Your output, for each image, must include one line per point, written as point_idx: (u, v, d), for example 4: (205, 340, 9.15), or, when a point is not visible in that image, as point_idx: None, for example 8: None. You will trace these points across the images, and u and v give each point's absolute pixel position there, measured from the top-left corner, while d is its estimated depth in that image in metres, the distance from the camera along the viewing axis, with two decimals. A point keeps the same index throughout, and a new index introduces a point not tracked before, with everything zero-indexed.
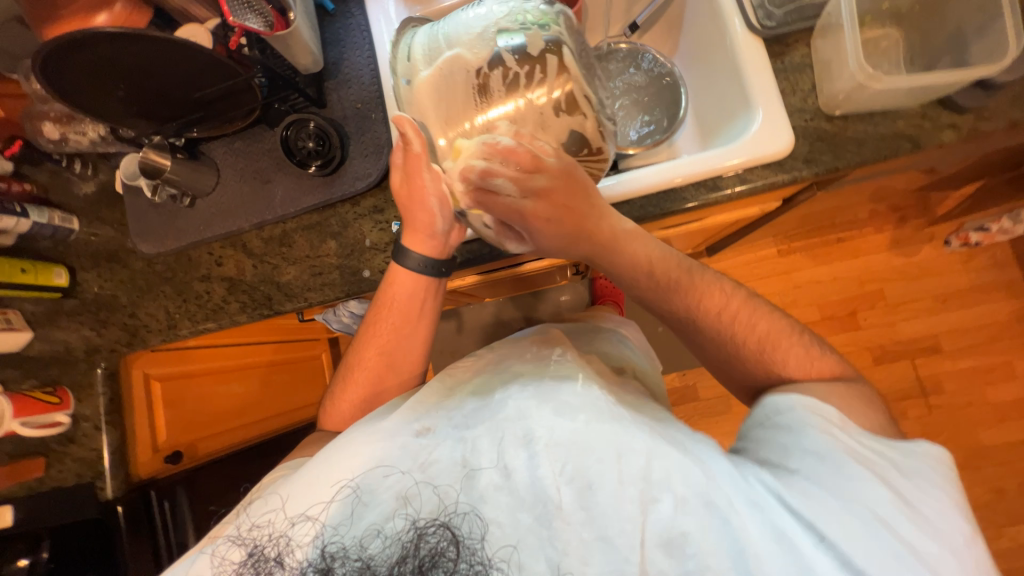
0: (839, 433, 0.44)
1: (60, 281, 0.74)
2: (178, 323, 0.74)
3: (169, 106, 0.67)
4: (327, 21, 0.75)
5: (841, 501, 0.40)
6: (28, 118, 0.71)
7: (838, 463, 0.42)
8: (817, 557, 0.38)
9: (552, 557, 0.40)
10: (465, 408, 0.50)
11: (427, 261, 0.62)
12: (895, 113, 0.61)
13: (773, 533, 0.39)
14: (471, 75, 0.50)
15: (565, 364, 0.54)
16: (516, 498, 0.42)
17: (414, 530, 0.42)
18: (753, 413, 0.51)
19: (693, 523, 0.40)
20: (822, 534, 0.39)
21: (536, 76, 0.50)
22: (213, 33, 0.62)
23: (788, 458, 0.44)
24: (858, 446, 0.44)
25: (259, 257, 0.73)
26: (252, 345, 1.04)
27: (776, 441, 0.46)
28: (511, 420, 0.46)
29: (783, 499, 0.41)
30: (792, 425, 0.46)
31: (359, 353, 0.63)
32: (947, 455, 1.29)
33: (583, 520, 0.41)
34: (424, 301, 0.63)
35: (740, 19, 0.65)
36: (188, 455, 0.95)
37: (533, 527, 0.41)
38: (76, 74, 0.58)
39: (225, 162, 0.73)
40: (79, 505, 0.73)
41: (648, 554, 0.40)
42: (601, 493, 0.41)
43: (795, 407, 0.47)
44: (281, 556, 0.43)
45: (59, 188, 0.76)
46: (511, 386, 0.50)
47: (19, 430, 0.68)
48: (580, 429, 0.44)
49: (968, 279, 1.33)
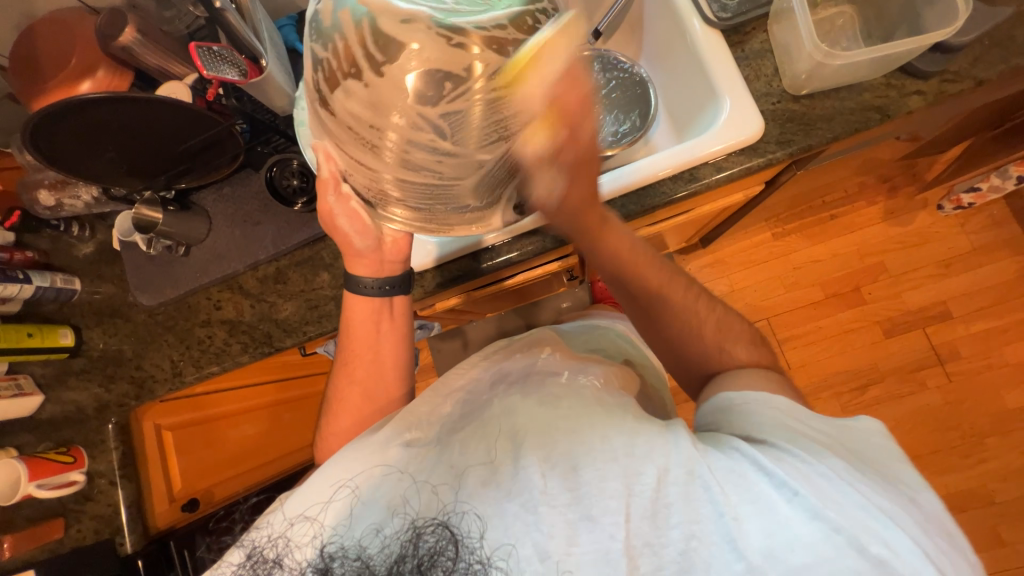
0: (792, 412, 0.46)
1: (67, 342, 0.75)
2: (183, 370, 0.75)
3: (157, 161, 0.69)
4: (301, 63, 0.77)
5: (809, 464, 0.40)
6: (26, 189, 0.74)
7: (805, 439, 0.43)
8: (790, 511, 0.39)
9: (538, 540, 0.40)
10: (457, 417, 0.51)
11: (386, 283, 0.63)
12: (860, 87, 0.62)
13: (749, 497, 0.40)
14: (329, 110, 0.44)
15: (551, 362, 0.59)
16: (503, 489, 0.42)
17: (412, 530, 0.42)
18: (705, 406, 0.51)
19: (678, 494, 0.41)
20: (795, 489, 0.39)
21: (371, 56, 0.41)
22: (191, 87, 0.65)
23: (752, 433, 0.44)
24: (815, 422, 0.45)
25: (256, 297, 0.74)
26: (259, 386, 1.03)
27: (731, 423, 0.47)
28: (498, 417, 0.49)
29: (754, 460, 0.41)
30: (747, 407, 0.47)
31: (341, 384, 0.62)
32: (975, 421, 1.26)
33: (568, 501, 0.41)
34: (380, 321, 0.63)
35: (696, 16, 0.67)
36: (205, 501, 0.96)
37: (518, 514, 0.41)
38: (65, 141, 0.61)
39: (215, 209, 0.75)
40: (98, 564, 0.73)
41: (632, 527, 0.40)
42: (586, 473, 0.42)
43: (754, 397, 0.47)
44: (281, 556, 0.42)
45: (60, 252, 0.78)
46: (496, 387, 0.55)
47: (35, 493, 0.69)
48: (564, 413, 0.48)
49: (968, 241, 1.32)
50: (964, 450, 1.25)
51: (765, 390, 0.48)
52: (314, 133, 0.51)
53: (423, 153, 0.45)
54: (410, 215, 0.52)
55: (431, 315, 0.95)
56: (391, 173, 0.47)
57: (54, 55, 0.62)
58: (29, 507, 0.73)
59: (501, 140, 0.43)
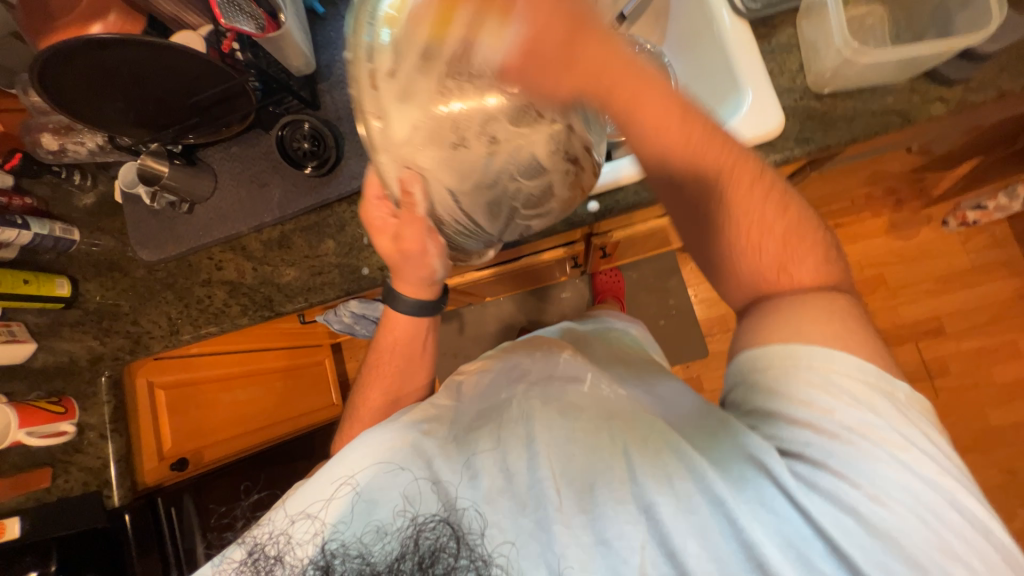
0: (857, 403, 0.40)
1: (63, 292, 0.74)
2: (181, 329, 0.74)
3: (166, 113, 0.68)
4: (318, 25, 0.75)
5: (846, 494, 0.39)
6: (28, 131, 0.72)
7: (849, 449, 0.39)
8: (828, 565, 0.39)
9: (551, 560, 0.43)
10: (474, 413, 0.53)
11: (424, 303, 0.61)
12: (884, 90, 0.61)
13: (780, 541, 0.40)
14: (449, 151, 0.38)
15: (574, 363, 0.57)
16: (517, 502, 0.46)
17: (414, 527, 0.45)
18: (738, 361, 0.45)
19: (698, 521, 0.43)
20: (834, 543, 0.39)
21: None
22: (205, 39, 0.63)
23: (790, 443, 0.41)
24: (859, 396, 0.40)
25: (259, 260, 0.73)
26: (257, 352, 1.03)
27: (767, 414, 0.43)
28: (516, 421, 0.51)
29: (785, 493, 0.41)
30: (789, 396, 0.41)
31: (365, 393, 0.62)
32: (956, 437, 1.28)
33: (581, 525, 0.44)
34: (426, 339, 0.63)
35: (725, 5, 0.66)
36: (194, 462, 0.95)
37: (533, 531, 0.45)
38: (74, 84, 0.60)
39: (222, 167, 0.74)
40: (86, 514, 0.73)
41: (648, 555, 0.43)
42: (600, 493, 0.46)
43: (794, 361, 0.41)
44: (281, 553, 0.45)
45: (60, 201, 0.77)
46: (515, 386, 0.55)
47: (25, 440, 0.69)
48: (588, 425, 0.49)
49: (967, 260, 1.33)
50: None
51: (834, 344, 0.41)
52: (393, 141, 0.38)
53: (521, 210, 0.45)
54: (465, 237, 0.49)
55: None
56: (479, 221, 0.45)
57: None
58: (15, 456, 0.72)
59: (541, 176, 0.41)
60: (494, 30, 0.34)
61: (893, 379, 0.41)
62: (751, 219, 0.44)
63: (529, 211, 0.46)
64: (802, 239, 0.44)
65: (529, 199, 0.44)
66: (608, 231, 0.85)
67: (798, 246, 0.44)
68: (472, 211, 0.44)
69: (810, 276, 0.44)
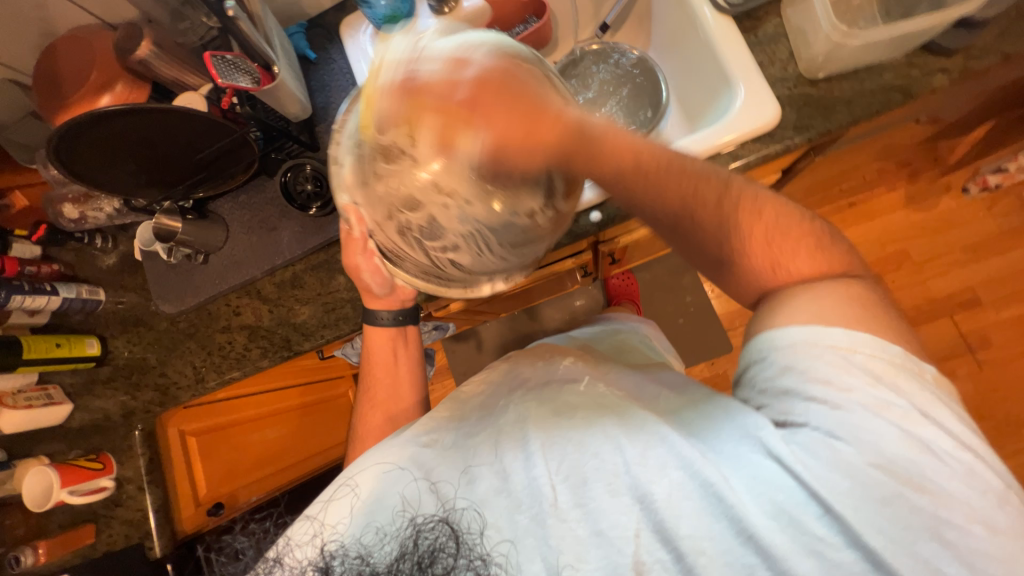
0: (863, 364, 0.41)
1: (93, 351, 0.77)
2: (206, 376, 0.76)
3: (175, 171, 0.70)
4: (311, 69, 0.78)
5: (850, 455, 0.39)
6: (50, 203, 0.76)
7: (844, 412, 0.40)
8: (821, 529, 0.39)
9: (547, 555, 0.43)
10: (475, 420, 0.53)
11: (398, 313, 0.64)
12: (880, 67, 0.60)
13: (771, 510, 0.40)
14: (363, 185, 0.47)
15: (574, 368, 0.58)
16: (514, 500, 0.46)
17: (413, 528, 0.45)
18: (747, 346, 0.47)
19: (688, 506, 0.42)
20: (826, 503, 0.39)
21: (408, 80, 0.40)
22: (206, 97, 0.66)
23: (793, 413, 0.42)
24: (871, 371, 0.40)
25: (273, 302, 0.75)
26: (280, 390, 1.04)
27: (777, 389, 0.43)
28: (512, 426, 0.50)
29: (782, 464, 0.41)
30: (794, 365, 0.42)
31: (365, 423, 0.62)
32: (1007, 412, 1.22)
33: (576, 517, 0.44)
34: (397, 351, 0.65)
35: (707, 2, 0.66)
36: (229, 505, 0.98)
37: (530, 528, 0.44)
38: (87, 155, 0.63)
39: (232, 217, 0.76)
40: (129, 568, 0.75)
41: (642, 543, 0.43)
42: (594, 488, 0.45)
43: (799, 341, 0.42)
44: (281, 555, 0.45)
45: (85, 264, 0.80)
46: (514, 392, 0.55)
47: (68, 499, 0.71)
48: (579, 426, 0.48)
49: (995, 225, 1.27)
50: (997, 440, 1.21)
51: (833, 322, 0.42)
52: (340, 181, 0.49)
53: (428, 243, 0.48)
54: (415, 268, 0.52)
55: (446, 317, 0.94)
56: (408, 252, 0.50)
57: (79, 72, 0.65)
58: (60, 514, 0.74)
59: (429, 220, 0.46)
60: (464, 138, 0.40)
61: (918, 359, 0.42)
62: (752, 232, 0.46)
63: (435, 243, 0.47)
64: (791, 232, 0.46)
65: (424, 229, 0.47)
66: (614, 237, 0.84)
67: (784, 240, 0.46)
68: (396, 241, 0.49)
69: (807, 267, 0.46)
